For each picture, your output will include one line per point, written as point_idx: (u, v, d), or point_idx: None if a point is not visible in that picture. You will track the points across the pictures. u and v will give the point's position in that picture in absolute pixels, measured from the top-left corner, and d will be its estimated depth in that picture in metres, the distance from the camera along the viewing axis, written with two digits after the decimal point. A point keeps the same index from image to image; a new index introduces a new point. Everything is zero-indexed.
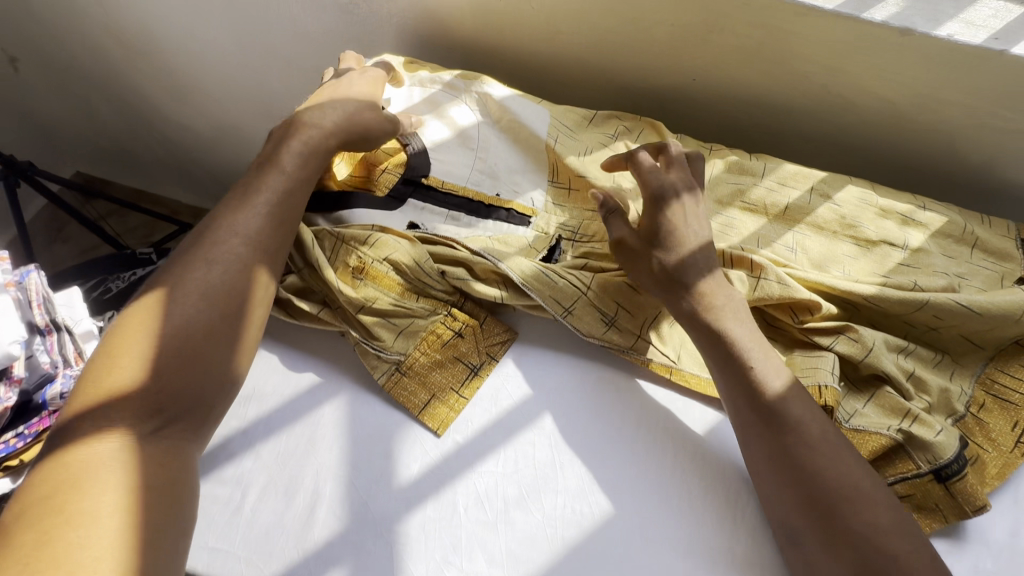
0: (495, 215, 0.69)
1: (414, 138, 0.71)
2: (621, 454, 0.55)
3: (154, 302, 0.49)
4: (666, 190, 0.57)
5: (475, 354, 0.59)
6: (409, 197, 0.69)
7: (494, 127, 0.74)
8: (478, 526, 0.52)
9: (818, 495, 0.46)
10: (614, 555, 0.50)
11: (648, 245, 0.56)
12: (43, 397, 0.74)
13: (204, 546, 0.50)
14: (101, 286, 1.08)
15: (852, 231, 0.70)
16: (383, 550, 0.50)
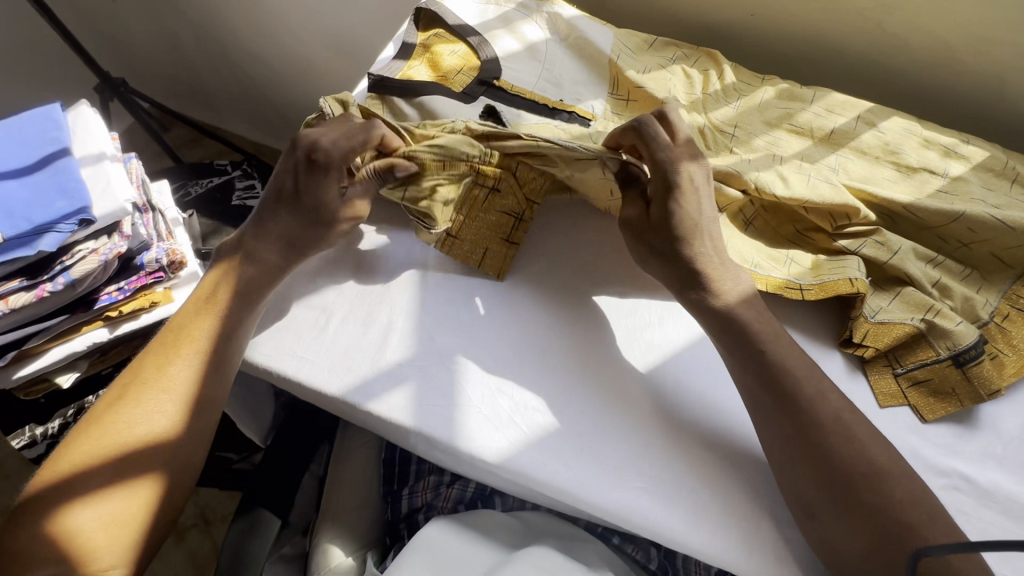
0: (558, 117, 0.75)
1: (487, 46, 0.78)
2: (652, 324, 0.63)
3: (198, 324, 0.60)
4: (679, 172, 0.58)
5: (518, 201, 0.68)
6: (481, 95, 0.75)
7: (561, 44, 0.82)
8: (526, 366, 0.60)
9: (804, 416, 0.52)
10: (642, 400, 0.58)
11: (665, 231, 0.58)
12: (140, 260, 0.83)
13: (295, 354, 0.59)
14: (182, 191, 1.19)
15: (894, 157, 0.73)
16: (445, 375, 0.58)
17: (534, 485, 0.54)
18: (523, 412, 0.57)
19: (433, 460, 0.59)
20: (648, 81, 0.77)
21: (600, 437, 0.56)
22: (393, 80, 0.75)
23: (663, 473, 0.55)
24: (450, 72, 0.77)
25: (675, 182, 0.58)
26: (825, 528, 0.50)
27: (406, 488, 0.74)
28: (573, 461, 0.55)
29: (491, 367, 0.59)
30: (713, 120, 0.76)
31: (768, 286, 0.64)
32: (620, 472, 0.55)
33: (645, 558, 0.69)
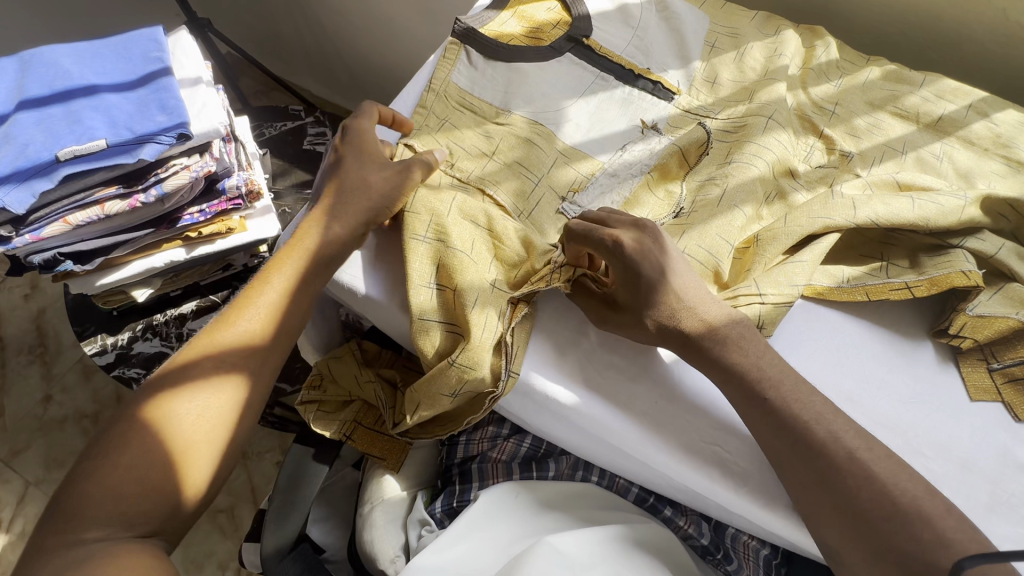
0: (641, 85, 0.73)
1: (580, 5, 0.77)
2: None
3: (266, 280, 0.57)
4: (621, 246, 0.53)
5: (561, 275, 0.57)
6: (568, 51, 0.74)
7: (653, 13, 0.79)
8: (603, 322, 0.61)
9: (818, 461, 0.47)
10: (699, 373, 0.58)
11: (640, 308, 0.54)
12: (223, 185, 0.84)
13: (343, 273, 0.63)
14: (257, 130, 1.23)
15: (1004, 151, 0.69)
16: None
17: (592, 426, 0.57)
18: (576, 364, 0.59)
19: (511, 403, 0.63)
20: (743, 59, 0.75)
21: (664, 404, 0.57)
22: (480, 34, 0.73)
23: (723, 437, 0.55)
24: (542, 27, 0.76)
25: (632, 258, 0.53)
26: None
27: (462, 434, 0.73)
28: (634, 412, 0.57)
29: (577, 322, 0.61)
30: (812, 97, 0.74)
31: (869, 295, 0.60)
32: (679, 427, 0.56)
33: (696, 532, 0.67)
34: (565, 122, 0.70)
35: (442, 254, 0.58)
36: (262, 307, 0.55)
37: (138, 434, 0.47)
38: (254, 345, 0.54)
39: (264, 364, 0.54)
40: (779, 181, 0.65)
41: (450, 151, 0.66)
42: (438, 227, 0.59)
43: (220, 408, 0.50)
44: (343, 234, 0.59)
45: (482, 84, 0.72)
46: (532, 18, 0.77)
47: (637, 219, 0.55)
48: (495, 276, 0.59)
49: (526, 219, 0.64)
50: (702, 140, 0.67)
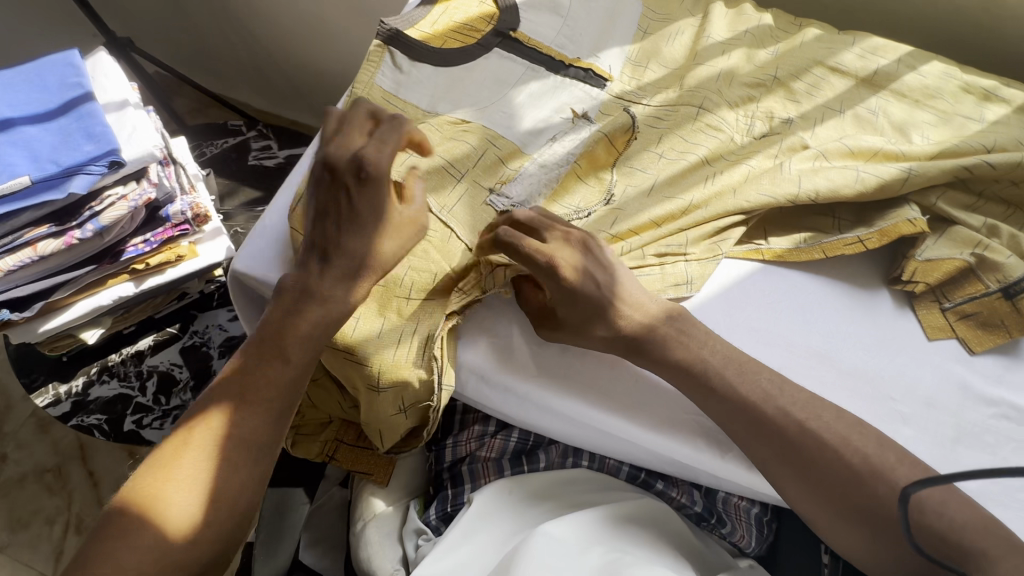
0: (572, 73, 0.71)
1: None
2: None
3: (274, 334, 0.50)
4: (556, 271, 0.52)
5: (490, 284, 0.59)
6: (496, 47, 0.72)
7: None
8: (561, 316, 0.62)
9: (789, 436, 0.50)
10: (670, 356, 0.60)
11: (582, 322, 0.54)
12: (167, 212, 0.81)
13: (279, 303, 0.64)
14: (197, 150, 1.17)
15: (933, 101, 0.72)
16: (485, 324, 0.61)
17: (583, 418, 0.57)
18: (553, 360, 0.59)
19: (482, 395, 0.61)
20: (679, 34, 0.75)
21: (646, 382, 0.58)
22: (407, 36, 0.70)
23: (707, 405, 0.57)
24: (471, 23, 0.74)
25: (571, 283, 0.53)
26: (823, 527, 0.50)
27: (449, 437, 0.72)
28: (619, 395, 0.58)
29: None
30: (756, 63, 0.73)
31: (826, 252, 0.62)
32: (663, 403, 0.58)
33: (689, 501, 0.68)
34: (495, 116, 0.67)
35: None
36: (275, 364, 0.50)
37: (148, 508, 0.43)
38: (267, 405, 0.48)
39: (277, 428, 0.49)
40: (727, 153, 0.66)
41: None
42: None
43: (232, 480, 0.45)
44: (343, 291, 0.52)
45: (412, 86, 0.69)
46: (457, 15, 0.74)
47: (572, 234, 0.55)
48: (408, 287, 0.58)
49: (451, 214, 0.62)
50: (628, 125, 0.65)
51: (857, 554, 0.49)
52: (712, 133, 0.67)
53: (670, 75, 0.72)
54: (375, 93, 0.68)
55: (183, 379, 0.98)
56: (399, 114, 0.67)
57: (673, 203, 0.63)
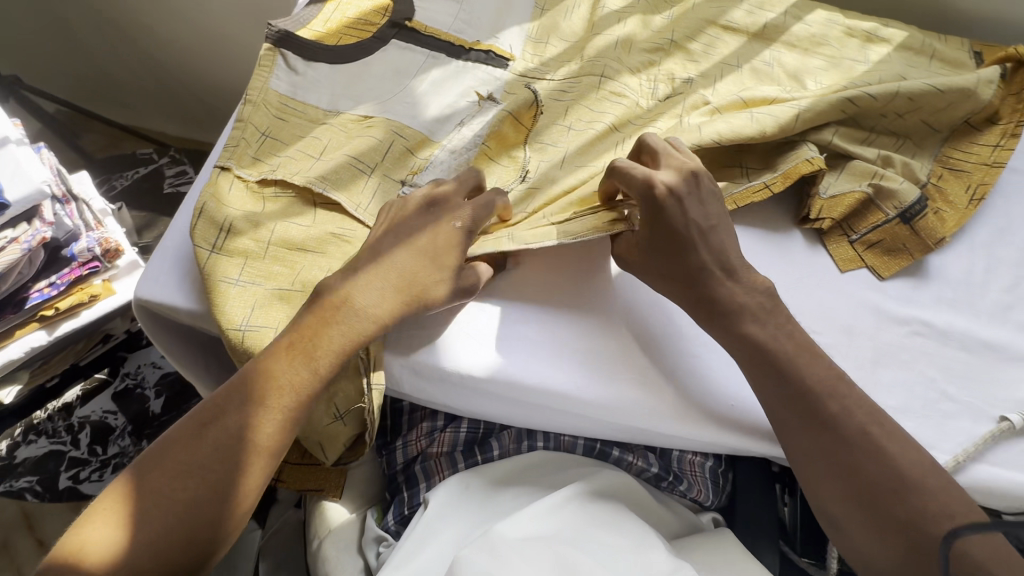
0: (473, 56, 0.70)
1: None
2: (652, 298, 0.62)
3: (262, 373, 0.50)
4: (658, 192, 0.54)
5: None
6: (393, 39, 0.71)
7: None
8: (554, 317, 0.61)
9: (842, 431, 0.49)
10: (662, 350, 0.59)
11: (679, 249, 0.54)
12: (71, 251, 0.76)
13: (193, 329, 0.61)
14: (106, 184, 1.11)
15: (821, 47, 0.75)
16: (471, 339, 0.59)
17: (557, 397, 0.57)
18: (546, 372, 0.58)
19: (422, 390, 0.60)
20: (576, 8, 0.76)
21: (640, 377, 0.58)
22: (297, 36, 0.68)
23: (675, 364, 0.59)
24: (364, 17, 0.72)
25: (663, 206, 0.54)
26: (802, 468, 0.51)
27: (398, 439, 0.70)
28: (583, 368, 0.58)
29: (536, 297, 0.62)
30: (652, 28, 0.75)
31: (738, 203, 0.63)
32: (644, 371, 0.58)
33: (646, 464, 0.69)
34: (401, 109, 0.66)
35: (260, 294, 0.56)
36: (257, 404, 0.49)
37: (103, 527, 0.44)
38: (238, 446, 0.48)
39: (246, 471, 0.48)
40: (634, 117, 0.67)
41: (280, 166, 0.62)
42: (254, 270, 0.57)
43: (195, 505, 0.46)
44: (367, 335, 0.52)
45: (310, 88, 0.67)
46: (349, 10, 0.72)
47: (683, 166, 0.56)
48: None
49: (368, 212, 0.61)
50: (531, 99, 0.66)
51: (820, 491, 0.50)
52: (617, 100, 0.68)
53: (571, 49, 0.72)
54: (272, 97, 0.66)
55: (119, 426, 0.93)
56: (299, 117, 0.65)
57: (583, 171, 0.63)
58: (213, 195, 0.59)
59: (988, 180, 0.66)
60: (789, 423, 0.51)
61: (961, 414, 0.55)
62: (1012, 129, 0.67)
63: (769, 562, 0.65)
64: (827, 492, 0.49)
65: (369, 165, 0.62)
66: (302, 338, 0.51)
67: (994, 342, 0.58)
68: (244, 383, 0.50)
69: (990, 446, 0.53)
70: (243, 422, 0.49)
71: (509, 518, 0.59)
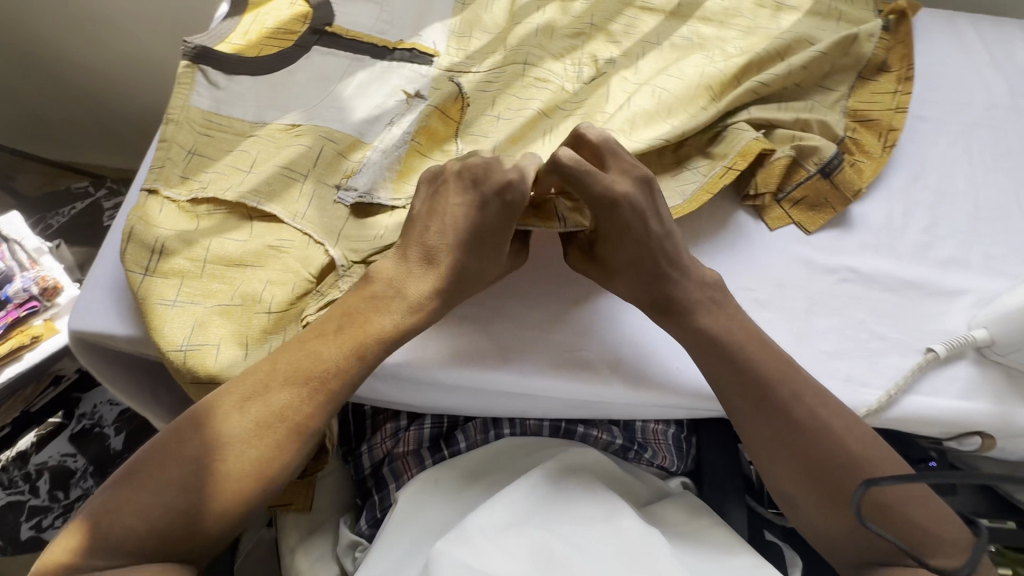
0: (398, 56, 0.71)
1: None
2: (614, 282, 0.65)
3: (287, 366, 0.49)
4: (615, 201, 0.55)
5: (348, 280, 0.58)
6: (315, 45, 0.71)
7: None
8: (516, 309, 0.63)
9: (796, 414, 0.52)
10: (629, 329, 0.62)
11: (632, 258, 0.57)
12: (5, 294, 0.76)
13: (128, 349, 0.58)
14: (41, 223, 1.07)
15: (735, 18, 0.78)
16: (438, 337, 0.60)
17: (538, 390, 0.59)
18: (516, 361, 0.59)
19: (379, 392, 0.61)
20: (495, 0, 0.77)
21: (608, 355, 0.61)
22: (215, 50, 0.68)
23: (637, 340, 0.62)
24: (283, 26, 0.72)
25: (621, 216, 0.55)
26: (750, 437, 0.54)
27: (364, 443, 0.70)
28: (563, 356, 0.60)
29: (496, 292, 0.63)
30: (572, 14, 0.76)
31: (710, 190, 0.61)
32: (610, 349, 0.61)
33: (610, 436, 0.70)
34: (329, 114, 0.66)
35: (200, 313, 0.54)
36: (278, 396, 0.48)
37: (120, 492, 0.44)
38: (256, 433, 0.47)
39: (258, 460, 0.46)
40: (562, 100, 0.68)
41: (209, 183, 0.61)
42: (192, 289, 0.56)
43: (239, 477, 0.46)
44: (411, 323, 0.53)
45: (235, 102, 0.66)
46: (268, 20, 0.72)
47: (638, 173, 0.57)
48: (270, 301, 0.56)
49: (306, 220, 0.60)
50: (455, 92, 0.67)
51: (768, 455, 0.53)
52: (543, 86, 0.69)
53: (494, 40, 0.73)
54: (195, 115, 0.65)
55: (80, 468, 0.90)
56: (226, 132, 0.65)
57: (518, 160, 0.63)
58: (143, 217, 0.58)
59: (896, 124, 0.70)
60: (745, 412, 0.54)
61: (890, 350, 0.58)
62: (904, 74, 0.73)
63: (738, 517, 0.67)
64: (773, 457, 0.53)
65: (300, 172, 0.61)
66: (323, 335, 0.51)
67: (914, 281, 0.62)
68: (268, 371, 0.49)
69: (918, 377, 0.57)
70: (262, 411, 0.48)
71: (483, 507, 0.58)
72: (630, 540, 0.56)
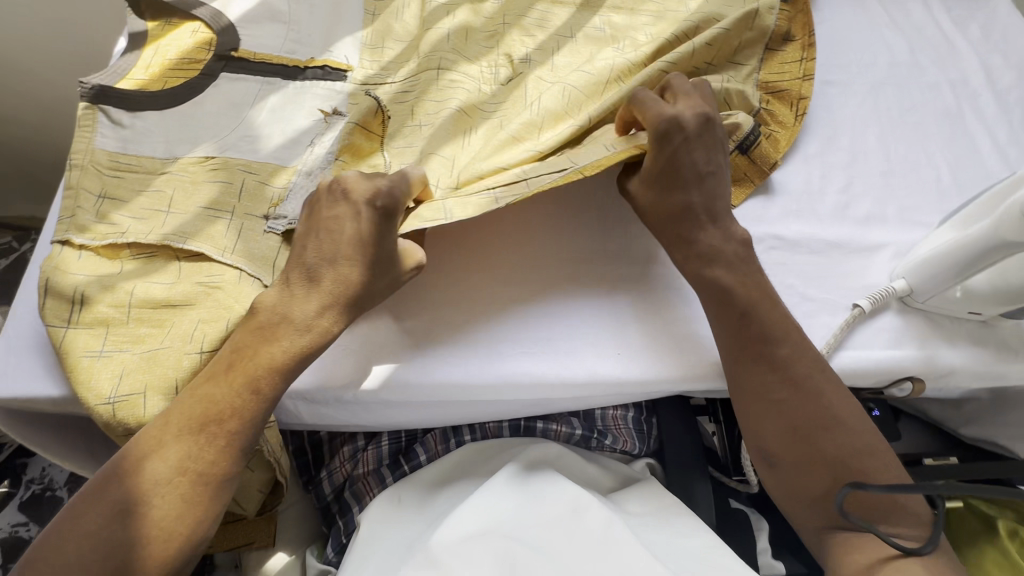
0: (311, 74, 0.70)
1: (219, 18, 0.72)
2: (597, 267, 0.64)
3: (177, 419, 0.48)
4: (673, 132, 0.57)
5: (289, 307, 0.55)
6: (222, 72, 0.69)
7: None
8: (498, 303, 0.61)
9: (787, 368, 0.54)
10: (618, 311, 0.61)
11: (679, 191, 0.58)
12: None
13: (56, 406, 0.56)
14: None
15: (644, 4, 0.79)
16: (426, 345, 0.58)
17: (522, 385, 0.57)
18: (507, 356, 0.58)
19: (323, 415, 0.60)
20: (405, 9, 0.76)
21: (593, 340, 0.59)
22: (116, 89, 0.65)
23: (623, 322, 0.61)
24: (187, 55, 0.69)
25: (676, 147, 0.57)
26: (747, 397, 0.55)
27: (322, 470, 0.68)
28: (514, 352, 0.58)
29: (476, 290, 0.61)
30: (484, 15, 0.76)
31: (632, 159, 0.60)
32: (597, 334, 0.60)
33: (571, 427, 0.69)
34: (244, 141, 0.64)
35: (128, 361, 0.51)
36: (172, 452, 0.47)
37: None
38: (157, 494, 0.47)
39: (163, 519, 0.46)
40: (481, 101, 0.68)
41: (121, 225, 0.58)
42: (119, 337, 0.53)
43: (150, 540, 0.46)
44: (308, 347, 0.51)
45: (143, 139, 0.64)
46: (170, 51, 0.70)
47: (701, 109, 0.58)
48: (201, 340, 0.52)
49: (236, 253, 0.57)
50: (374, 105, 0.66)
51: (770, 414, 0.54)
52: (461, 89, 0.69)
53: (408, 49, 0.73)
54: (100, 157, 0.62)
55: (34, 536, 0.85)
56: (136, 171, 0.62)
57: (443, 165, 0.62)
58: (55, 268, 0.55)
59: (804, 92, 0.73)
60: (740, 368, 0.55)
61: (820, 310, 0.60)
62: (808, 41, 0.75)
63: (703, 492, 0.68)
64: (775, 414, 0.54)
65: (220, 206, 0.60)
66: (214, 379, 0.50)
67: (837, 241, 0.64)
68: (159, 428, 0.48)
69: (848, 332, 0.59)
70: (161, 470, 0.47)
71: (447, 519, 0.57)
72: (592, 532, 0.56)
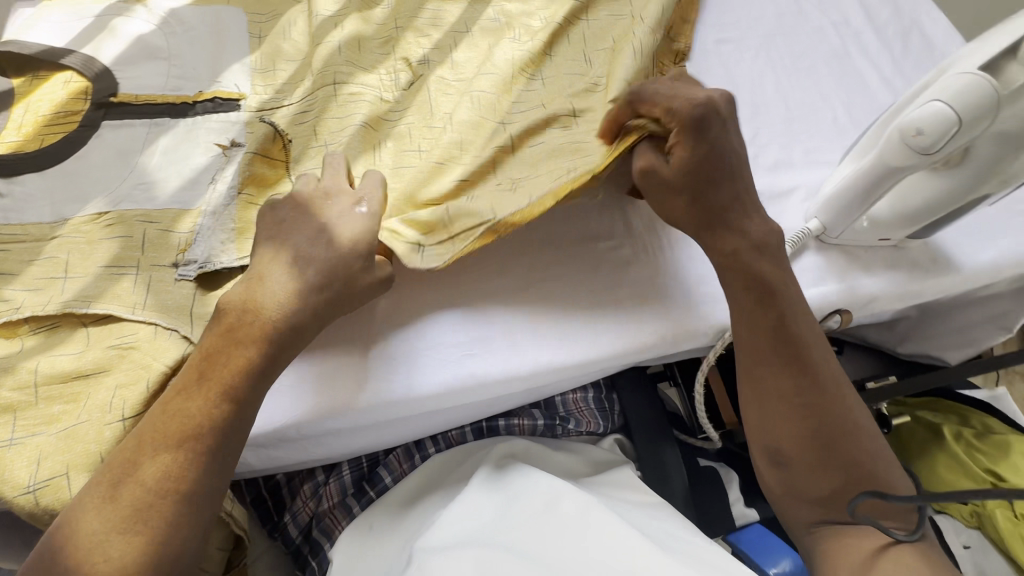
0: (201, 109, 0.66)
1: (92, 65, 0.68)
2: (544, 262, 0.63)
3: (150, 439, 0.45)
4: (700, 113, 0.54)
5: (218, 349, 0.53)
6: (104, 120, 0.65)
7: (176, 34, 0.72)
8: (446, 318, 0.59)
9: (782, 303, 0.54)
10: (565, 304, 0.61)
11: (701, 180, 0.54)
12: None
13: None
14: None
15: None
16: (375, 371, 0.56)
17: (477, 389, 0.57)
18: (461, 369, 0.57)
19: (272, 458, 0.58)
20: (292, 27, 0.73)
21: (536, 336, 0.59)
22: None
23: (567, 310, 0.60)
24: (61, 107, 0.65)
25: (705, 128, 0.54)
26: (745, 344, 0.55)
27: (286, 513, 0.66)
28: (461, 355, 0.57)
29: (427, 305, 0.60)
30: (375, 21, 0.74)
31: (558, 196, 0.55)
32: (543, 329, 0.59)
33: (532, 420, 0.70)
34: (139, 189, 0.61)
35: (44, 444, 0.48)
36: (146, 473, 0.44)
37: None
38: (135, 518, 0.43)
39: (142, 546, 0.43)
40: (384, 110, 0.67)
41: (15, 300, 0.54)
42: (29, 420, 0.49)
43: (126, 572, 0.42)
44: (280, 344, 0.49)
45: (27, 204, 0.60)
46: (42, 105, 0.65)
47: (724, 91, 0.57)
48: (121, 406, 0.49)
49: (147, 308, 0.54)
50: (271, 132, 0.64)
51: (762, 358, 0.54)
52: (361, 101, 0.67)
53: (301, 68, 0.70)
54: None
55: None
56: (22, 240, 0.58)
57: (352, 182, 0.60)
58: None
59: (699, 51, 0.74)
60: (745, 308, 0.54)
61: None
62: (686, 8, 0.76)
63: (672, 456, 0.69)
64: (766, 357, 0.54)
65: (122, 262, 0.56)
66: (186, 392, 0.47)
67: None
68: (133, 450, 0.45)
69: None
70: (138, 492, 0.44)
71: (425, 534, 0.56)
72: (570, 521, 0.55)
